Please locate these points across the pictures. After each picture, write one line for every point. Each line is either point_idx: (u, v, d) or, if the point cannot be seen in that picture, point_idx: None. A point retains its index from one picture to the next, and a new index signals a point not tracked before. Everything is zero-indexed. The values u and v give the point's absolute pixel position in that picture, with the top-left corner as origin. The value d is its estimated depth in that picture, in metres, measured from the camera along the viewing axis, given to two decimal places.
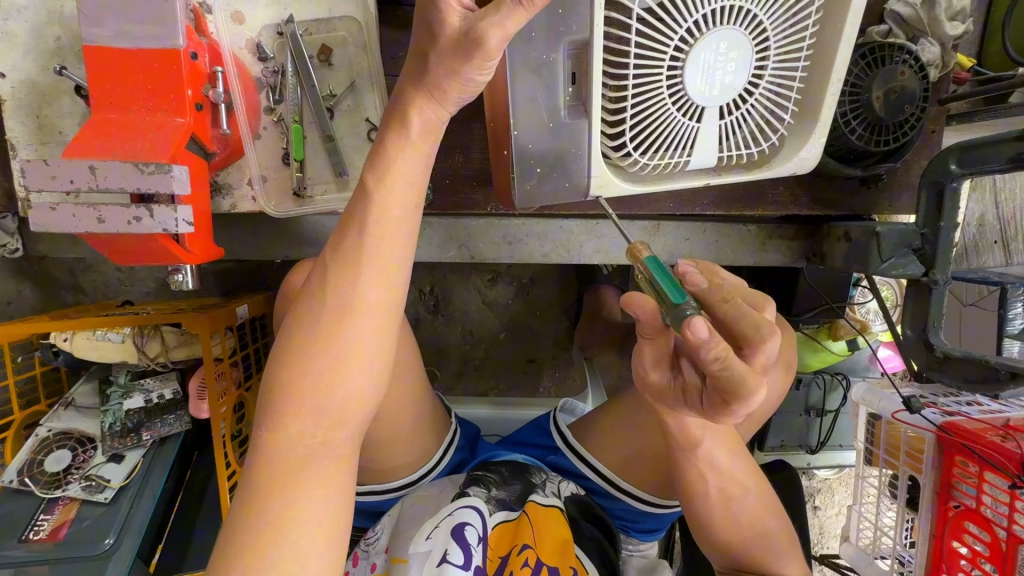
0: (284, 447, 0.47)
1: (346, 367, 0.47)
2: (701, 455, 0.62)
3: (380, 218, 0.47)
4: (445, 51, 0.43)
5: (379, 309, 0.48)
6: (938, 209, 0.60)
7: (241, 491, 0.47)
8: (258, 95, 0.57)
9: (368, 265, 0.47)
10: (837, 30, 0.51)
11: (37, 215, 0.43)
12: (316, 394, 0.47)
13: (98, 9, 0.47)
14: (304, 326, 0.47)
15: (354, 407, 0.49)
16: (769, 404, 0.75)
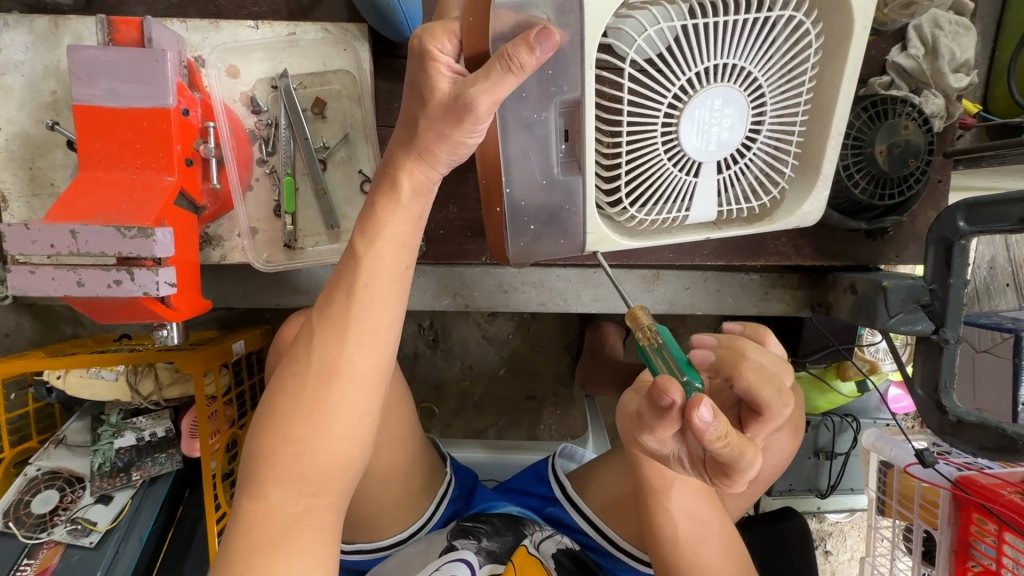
0: (265, 518, 0.45)
1: (332, 433, 0.45)
2: (685, 506, 0.57)
3: (369, 282, 0.45)
4: (435, 115, 0.42)
5: (366, 374, 0.46)
6: (947, 264, 0.58)
7: (218, 563, 0.45)
8: (251, 147, 0.57)
9: (356, 329, 0.45)
10: (836, 83, 0.50)
11: (19, 279, 0.42)
12: (300, 461, 0.45)
13: (89, 69, 0.47)
14: (289, 391, 0.46)
15: (340, 474, 0.47)
16: (773, 467, 0.70)
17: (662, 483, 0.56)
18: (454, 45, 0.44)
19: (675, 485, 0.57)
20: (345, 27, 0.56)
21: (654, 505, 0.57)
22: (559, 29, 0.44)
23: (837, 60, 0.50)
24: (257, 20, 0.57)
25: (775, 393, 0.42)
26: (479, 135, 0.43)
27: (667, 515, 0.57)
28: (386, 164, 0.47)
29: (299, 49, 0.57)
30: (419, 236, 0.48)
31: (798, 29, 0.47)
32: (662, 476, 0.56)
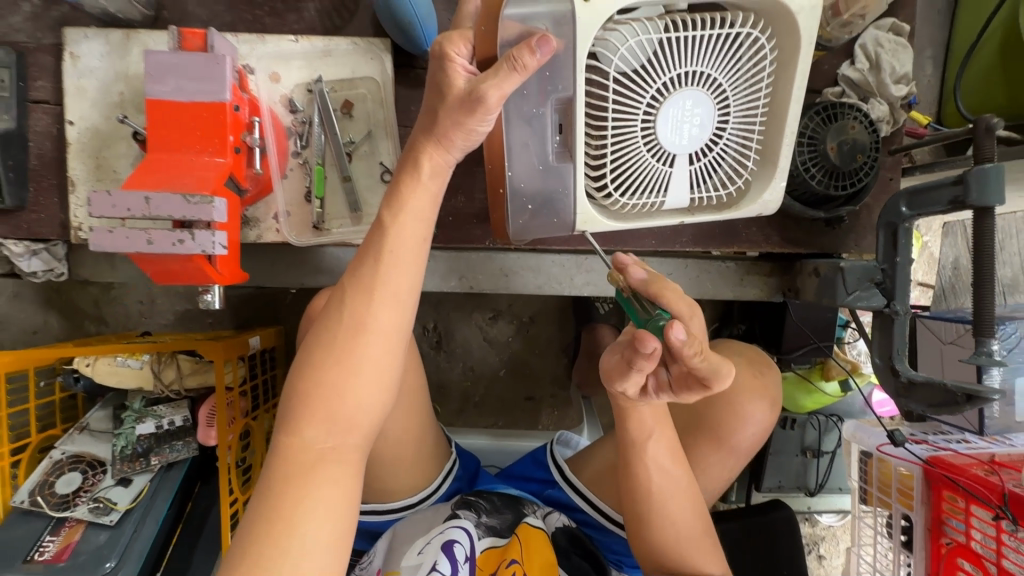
0: (299, 451, 0.52)
1: (358, 380, 0.52)
2: (658, 459, 0.64)
3: (394, 249, 0.53)
4: (451, 107, 0.51)
5: (388, 329, 0.53)
6: (894, 245, 0.66)
7: (258, 490, 0.51)
8: (287, 141, 0.66)
9: (381, 290, 0.53)
10: (789, 82, 0.59)
11: (97, 237, 0.50)
12: (330, 403, 0.52)
13: (161, 69, 0.56)
14: (321, 343, 0.53)
15: (364, 417, 0.53)
16: (754, 436, 0.78)
17: (641, 436, 0.63)
18: (468, 49, 0.54)
19: (652, 440, 0.63)
20: (372, 42, 0.66)
21: (633, 457, 0.64)
22: (555, 38, 0.53)
23: (789, 70, 0.59)
24: (297, 34, 0.66)
25: (687, 306, 0.52)
26: (488, 124, 0.52)
27: (644, 466, 0.64)
28: (408, 150, 0.56)
29: (332, 59, 0.67)
30: (435, 210, 0.57)
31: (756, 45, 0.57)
32: (642, 430, 0.63)
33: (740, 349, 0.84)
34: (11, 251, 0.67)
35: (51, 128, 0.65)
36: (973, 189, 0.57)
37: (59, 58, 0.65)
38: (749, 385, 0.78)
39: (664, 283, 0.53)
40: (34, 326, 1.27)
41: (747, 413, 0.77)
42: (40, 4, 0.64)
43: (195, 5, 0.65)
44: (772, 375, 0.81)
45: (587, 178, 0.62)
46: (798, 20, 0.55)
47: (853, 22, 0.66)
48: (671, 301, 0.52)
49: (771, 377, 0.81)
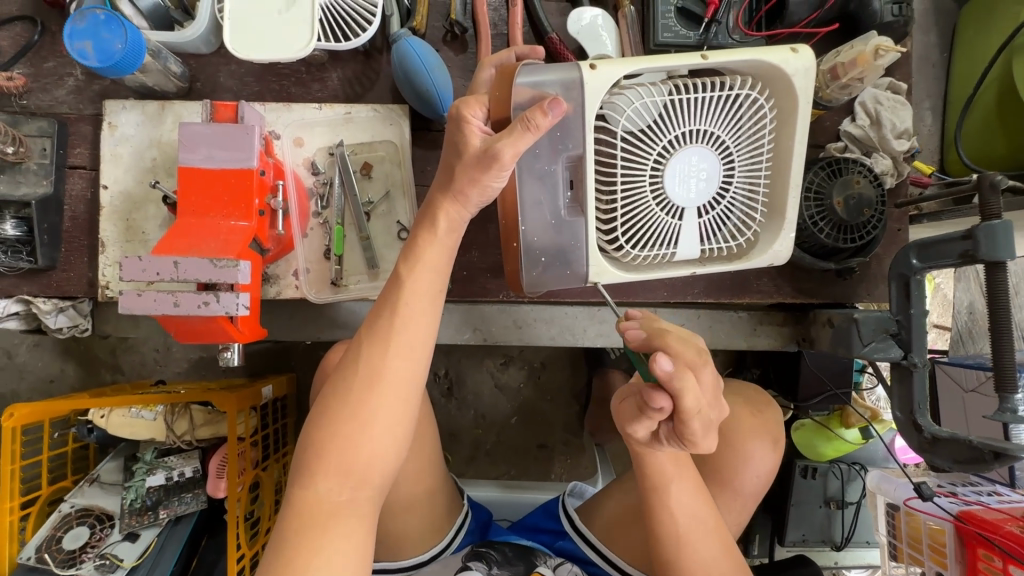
0: (313, 505, 0.51)
1: (372, 432, 0.53)
2: (682, 498, 0.61)
3: (410, 302, 0.55)
4: (468, 166, 0.53)
5: (403, 381, 0.54)
6: (908, 296, 0.66)
7: (271, 545, 0.51)
8: (309, 202, 0.69)
9: (397, 342, 0.54)
10: (790, 140, 0.61)
11: (127, 300, 0.52)
12: (345, 455, 0.52)
13: (194, 138, 0.59)
14: (337, 394, 0.53)
15: (377, 470, 0.53)
16: (758, 477, 0.76)
17: (663, 480, 0.61)
18: (483, 112, 0.56)
19: (675, 482, 0.61)
20: (391, 108, 0.70)
21: (656, 501, 0.61)
22: (565, 100, 0.56)
23: (788, 129, 0.61)
24: (321, 102, 0.70)
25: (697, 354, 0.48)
26: (502, 180, 0.54)
27: (668, 510, 0.61)
28: (425, 207, 0.58)
29: (354, 124, 0.70)
30: (450, 265, 0.58)
31: (755, 105, 0.60)
32: (663, 473, 0.61)
33: (740, 390, 0.83)
34: (40, 308, 0.69)
35: (85, 192, 0.69)
36: (983, 245, 0.57)
37: (98, 127, 0.69)
38: (753, 426, 0.77)
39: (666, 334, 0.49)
40: (51, 375, 1.29)
41: (748, 452, 0.75)
42: (84, 79, 0.69)
43: (226, 76, 0.70)
44: (773, 413, 0.80)
45: (598, 232, 0.63)
46: (794, 82, 0.58)
47: (852, 85, 0.67)
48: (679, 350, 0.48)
49: (771, 413, 0.80)
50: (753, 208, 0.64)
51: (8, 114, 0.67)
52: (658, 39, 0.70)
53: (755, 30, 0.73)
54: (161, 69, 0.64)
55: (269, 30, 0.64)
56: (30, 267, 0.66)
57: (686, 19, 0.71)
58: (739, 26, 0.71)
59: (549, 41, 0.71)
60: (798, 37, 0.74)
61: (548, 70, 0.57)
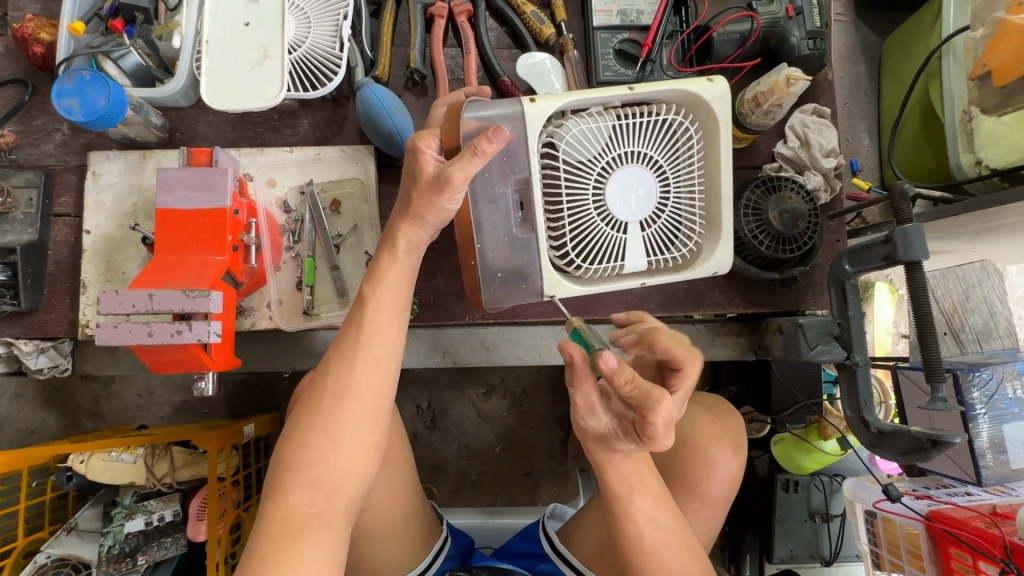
0: (286, 518, 0.53)
1: (342, 444, 0.55)
2: (643, 507, 0.62)
3: (373, 318, 0.58)
4: (425, 189, 0.58)
5: (371, 395, 0.57)
6: (845, 300, 0.70)
7: (244, 560, 0.52)
8: (281, 238, 0.74)
9: (364, 359, 0.57)
10: (717, 158, 0.67)
11: (103, 332, 0.55)
12: (315, 467, 0.54)
13: (171, 181, 0.64)
14: (307, 410, 0.56)
15: (346, 482, 0.55)
16: (724, 484, 0.78)
17: (624, 490, 0.62)
18: (436, 143, 0.61)
19: (637, 492, 0.62)
20: (358, 149, 0.76)
21: (619, 511, 0.63)
22: (509, 129, 0.62)
23: (714, 147, 0.67)
24: (292, 145, 0.76)
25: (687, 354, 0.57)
26: (456, 202, 0.59)
27: (631, 519, 0.62)
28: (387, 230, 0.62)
29: (323, 164, 0.76)
30: (411, 286, 0.62)
31: (682, 129, 0.66)
32: (624, 482, 0.62)
33: (700, 399, 0.86)
34: (21, 349, 0.72)
35: (68, 237, 0.73)
36: (900, 247, 0.61)
37: (83, 177, 0.74)
38: (713, 433, 0.79)
39: (658, 333, 0.60)
40: (31, 425, 1.29)
41: (713, 459, 0.78)
42: (70, 134, 0.74)
43: (204, 126, 0.76)
44: (734, 420, 0.83)
45: (550, 249, 0.68)
46: (712, 106, 0.64)
47: (774, 111, 0.74)
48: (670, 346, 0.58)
49: (731, 420, 0.82)
50: (692, 220, 0.69)
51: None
52: (600, 77, 0.78)
53: (687, 67, 0.81)
54: (142, 121, 0.70)
55: (242, 83, 0.71)
56: (13, 310, 0.70)
57: (625, 59, 0.79)
58: (672, 64, 0.79)
59: (501, 83, 0.78)
60: (727, 72, 0.82)
61: (493, 105, 0.63)
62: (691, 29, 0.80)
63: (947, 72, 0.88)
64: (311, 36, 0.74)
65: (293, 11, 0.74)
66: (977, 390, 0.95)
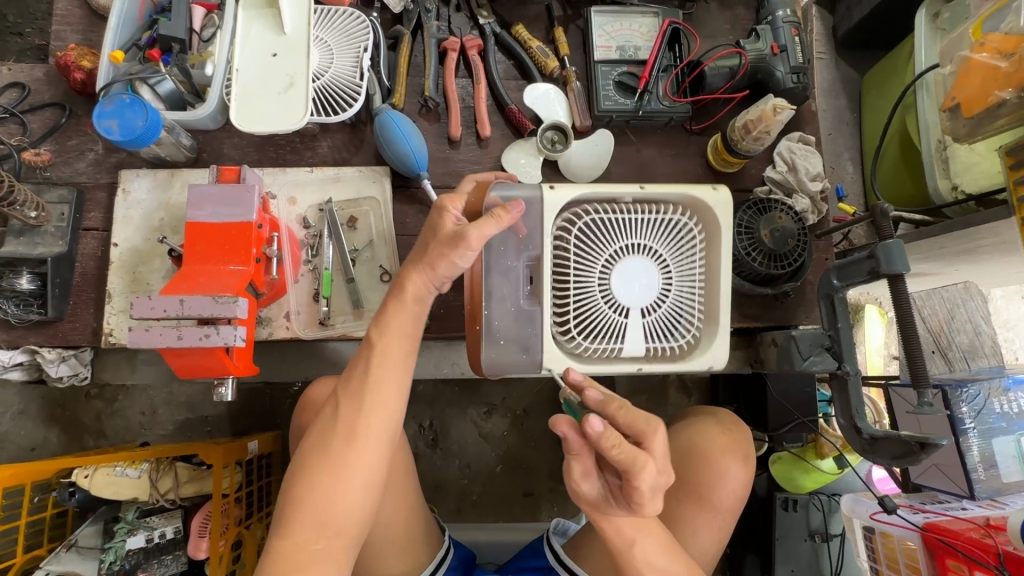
0: (291, 553, 0.55)
1: (348, 483, 0.57)
2: (644, 551, 0.62)
3: (381, 358, 0.61)
4: (443, 241, 0.62)
5: (377, 436, 0.59)
6: (834, 313, 0.74)
7: None
8: (301, 252, 0.78)
9: (370, 401, 0.60)
10: (716, 230, 0.71)
11: (135, 335, 0.58)
12: (321, 505, 0.56)
13: (201, 198, 0.68)
14: (313, 448, 0.59)
15: (351, 519, 0.57)
16: (734, 493, 0.80)
17: (624, 543, 0.61)
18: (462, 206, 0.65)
19: (638, 542, 0.62)
20: (374, 169, 0.80)
21: (623, 560, 0.63)
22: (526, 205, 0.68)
23: (714, 228, 0.72)
24: (312, 166, 0.80)
25: (645, 421, 0.54)
26: (468, 258, 0.62)
27: (635, 568, 0.63)
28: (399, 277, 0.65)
29: (341, 183, 0.80)
30: (420, 326, 0.65)
31: (685, 221, 0.71)
32: (623, 537, 0.62)
33: (710, 412, 0.88)
34: (44, 357, 0.74)
35: (96, 250, 0.76)
36: (881, 260, 0.65)
37: (112, 194, 0.78)
38: (722, 445, 0.81)
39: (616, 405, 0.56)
40: (32, 443, 1.29)
41: (722, 470, 0.79)
42: (103, 153, 0.79)
43: (229, 147, 0.80)
44: (743, 433, 0.84)
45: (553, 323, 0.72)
46: (714, 202, 0.70)
47: (763, 137, 0.79)
48: (629, 418, 0.54)
49: (741, 433, 0.84)
50: (694, 307, 0.72)
51: (32, 184, 0.75)
52: (601, 105, 0.84)
53: (681, 97, 0.87)
54: (173, 142, 0.74)
55: (269, 108, 0.76)
56: (40, 319, 0.73)
57: (623, 90, 0.85)
58: (667, 94, 0.84)
59: (509, 110, 0.84)
60: (718, 103, 0.89)
61: (516, 187, 0.69)
62: (684, 64, 0.86)
63: (920, 104, 0.96)
64: (334, 66, 0.80)
65: (318, 44, 0.81)
66: (966, 404, 0.98)
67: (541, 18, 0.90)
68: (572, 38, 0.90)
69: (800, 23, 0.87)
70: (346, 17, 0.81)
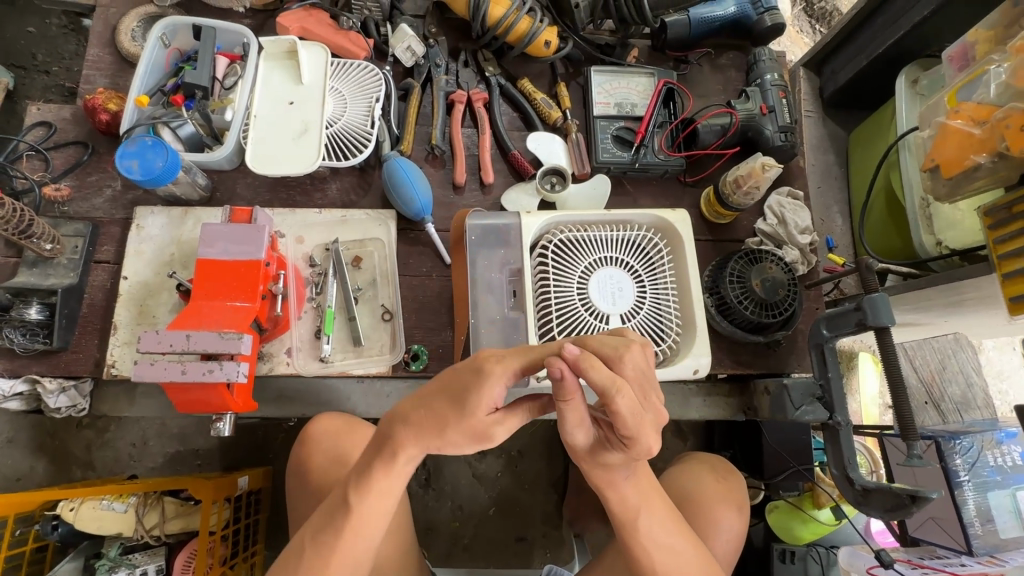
0: None
1: (364, 534, 0.60)
2: (647, 522, 0.63)
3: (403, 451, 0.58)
4: (461, 432, 0.55)
5: (385, 498, 0.60)
6: (825, 363, 0.76)
7: None
8: (305, 289, 0.80)
9: (375, 498, 0.60)
10: (683, 254, 0.80)
11: (140, 369, 0.59)
12: (346, 548, 0.60)
13: (213, 236, 0.71)
14: (314, 533, 0.61)
15: (362, 555, 0.62)
16: (728, 543, 0.78)
17: (630, 516, 0.63)
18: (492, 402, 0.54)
19: (643, 516, 0.63)
20: (381, 212, 0.84)
21: (630, 538, 0.64)
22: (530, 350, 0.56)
23: (680, 251, 0.80)
24: (321, 208, 0.84)
25: (616, 347, 0.55)
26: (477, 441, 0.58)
27: (642, 544, 0.64)
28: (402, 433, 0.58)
29: (349, 225, 0.83)
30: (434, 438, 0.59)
31: (653, 240, 0.79)
32: (628, 511, 0.63)
33: (705, 457, 0.88)
34: (44, 388, 0.74)
35: (106, 282, 0.78)
36: (868, 313, 0.67)
37: (126, 229, 0.81)
38: (717, 492, 0.81)
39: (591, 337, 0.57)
40: (18, 473, 1.27)
41: (717, 518, 0.78)
42: (120, 189, 0.82)
43: (243, 187, 0.84)
44: (738, 481, 0.84)
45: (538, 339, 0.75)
46: (676, 224, 0.80)
47: (753, 192, 0.83)
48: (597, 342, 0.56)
49: (735, 481, 0.84)
50: (671, 318, 0.77)
51: (49, 218, 0.78)
52: (600, 157, 0.88)
53: (676, 151, 0.91)
54: (190, 181, 0.78)
55: (284, 153, 0.81)
56: (44, 349, 0.74)
57: (621, 143, 0.90)
58: (662, 148, 0.89)
59: (511, 155, 0.89)
60: (711, 157, 0.93)
61: (497, 214, 0.78)
62: (679, 121, 0.91)
63: (903, 163, 1.00)
64: (347, 115, 0.84)
65: (333, 94, 0.86)
66: (959, 457, 0.99)
67: (544, 74, 0.95)
68: (573, 93, 0.95)
69: (786, 86, 0.92)
70: (361, 70, 0.87)
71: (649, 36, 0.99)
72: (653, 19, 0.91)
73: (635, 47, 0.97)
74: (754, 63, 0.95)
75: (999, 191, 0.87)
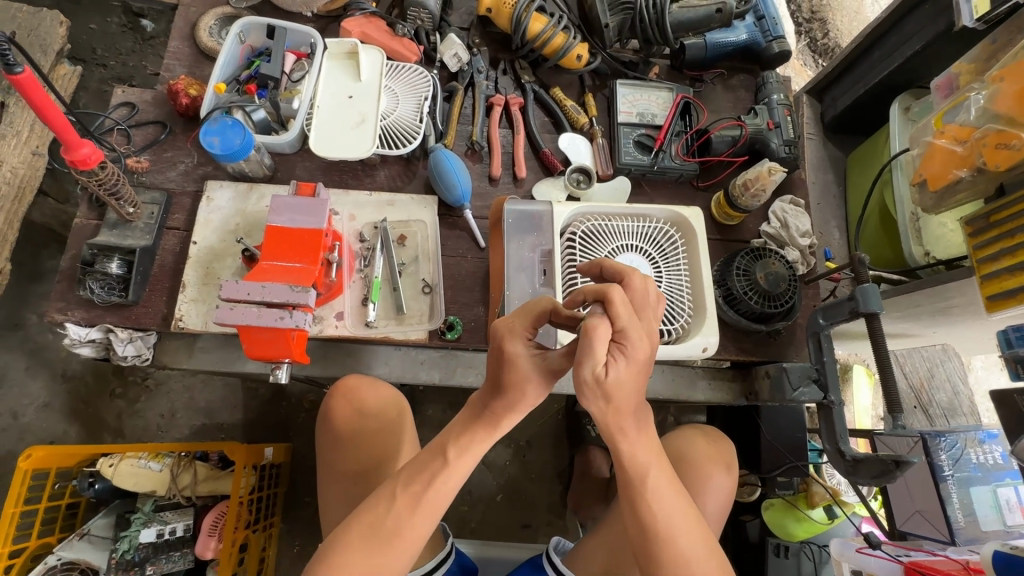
0: (383, 524, 0.64)
1: (444, 482, 0.66)
2: (657, 480, 0.65)
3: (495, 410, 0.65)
4: (540, 387, 0.63)
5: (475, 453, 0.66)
6: (821, 349, 0.84)
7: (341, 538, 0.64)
8: (354, 261, 0.89)
9: (468, 455, 0.66)
10: (696, 246, 0.88)
11: (221, 312, 0.68)
12: (427, 493, 0.65)
13: (280, 206, 0.80)
14: (406, 480, 0.66)
15: (441, 504, 0.66)
16: (718, 502, 0.86)
17: (639, 472, 0.65)
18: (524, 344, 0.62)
19: (651, 474, 0.65)
20: (425, 198, 0.93)
21: (636, 497, 0.65)
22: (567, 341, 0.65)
23: (694, 242, 0.89)
24: (371, 190, 0.93)
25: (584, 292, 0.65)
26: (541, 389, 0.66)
27: (647, 503, 0.64)
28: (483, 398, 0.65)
29: (396, 207, 0.92)
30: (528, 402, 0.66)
31: (668, 233, 0.89)
32: (638, 469, 0.65)
33: (697, 425, 0.95)
34: (116, 336, 0.83)
35: (176, 246, 0.87)
36: (860, 301, 0.75)
37: (197, 200, 0.90)
38: (709, 453, 0.89)
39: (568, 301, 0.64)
40: (51, 436, 1.33)
41: (709, 477, 0.86)
42: (192, 165, 0.91)
43: (301, 169, 0.93)
44: (728, 444, 0.92)
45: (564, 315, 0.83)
46: (692, 221, 0.88)
47: (760, 195, 0.92)
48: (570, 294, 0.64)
49: (725, 444, 0.91)
50: (683, 302, 0.87)
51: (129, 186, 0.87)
52: (622, 159, 0.98)
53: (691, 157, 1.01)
54: (258, 160, 0.87)
55: (342, 140, 0.91)
56: (119, 301, 0.82)
57: (641, 148, 1.00)
58: (678, 154, 0.99)
59: (543, 154, 0.98)
60: (721, 165, 1.03)
61: (531, 202, 0.87)
62: (693, 131, 1.01)
63: (895, 181, 1.10)
64: (399, 109, 0.94)
65: (387, 91, 0.96)
66: (943, 453, 1.06)
67: (574, 85, 1.06)
68: (599, 102, 1.05)
69: (791, 106, 1.03)
70: (412, 72, 0.97)
71: (669, 56, 1.10)
72: (674, 41, 1.02)
73: (655, 65, 1.08)
74: (762, 85, 1.06)
75: (979, 204, 0.97)
